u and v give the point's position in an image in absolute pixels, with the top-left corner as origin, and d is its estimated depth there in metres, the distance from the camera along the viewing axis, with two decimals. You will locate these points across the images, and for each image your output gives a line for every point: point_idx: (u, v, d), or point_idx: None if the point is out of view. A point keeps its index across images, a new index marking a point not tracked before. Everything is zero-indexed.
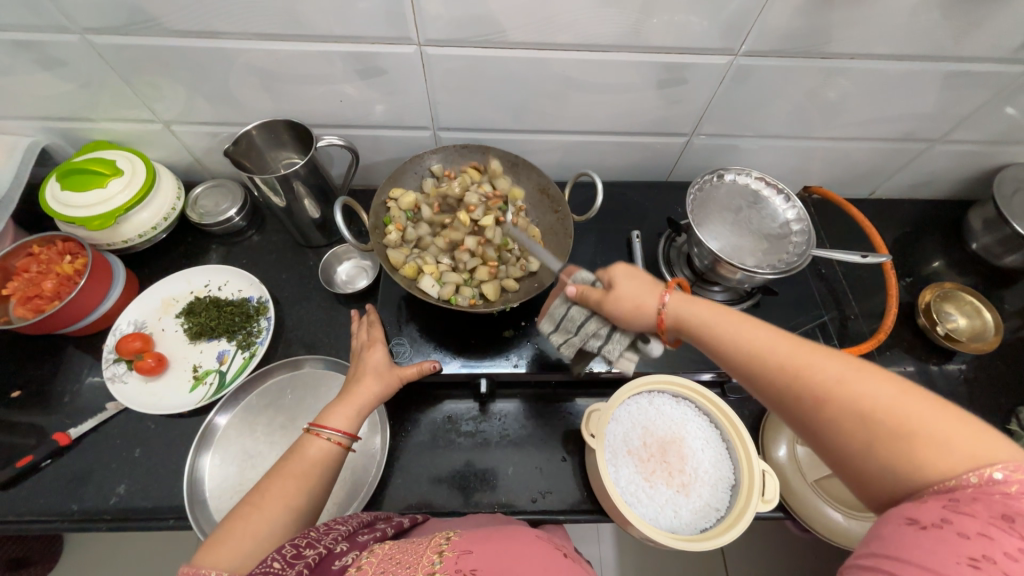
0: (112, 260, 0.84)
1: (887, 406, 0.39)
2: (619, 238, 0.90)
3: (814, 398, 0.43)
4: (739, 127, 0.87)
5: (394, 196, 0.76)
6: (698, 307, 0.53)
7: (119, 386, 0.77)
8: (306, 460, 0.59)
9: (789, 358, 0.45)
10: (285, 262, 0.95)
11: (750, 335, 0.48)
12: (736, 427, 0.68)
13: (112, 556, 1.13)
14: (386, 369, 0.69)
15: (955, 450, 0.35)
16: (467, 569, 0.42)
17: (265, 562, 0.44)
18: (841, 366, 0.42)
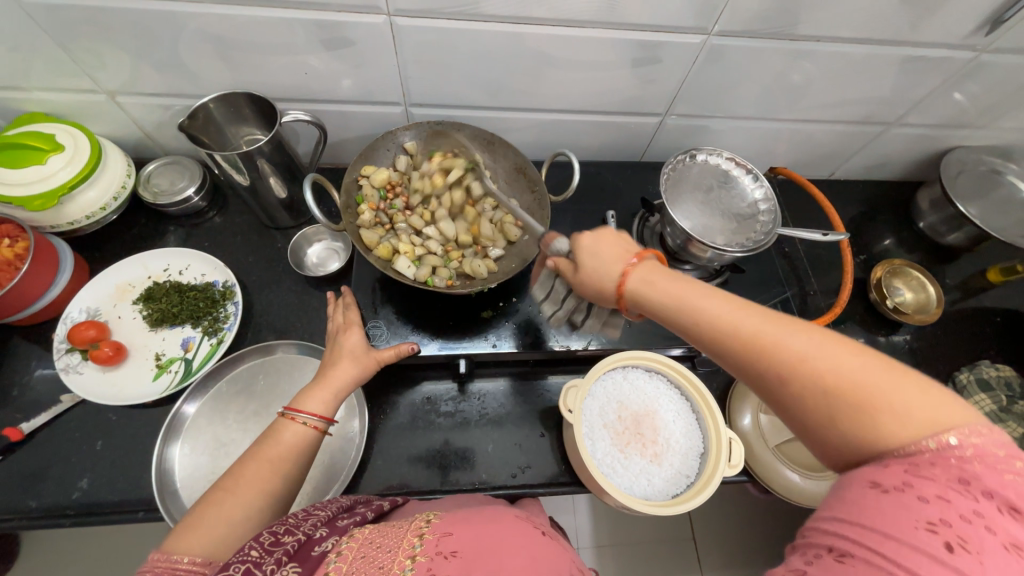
0: (58, 244, 0.78)
1: (852, 375, 0.37)
2: (595, 217, 0.90)
3: (776, 369, 0.40)
4: (710, 108, 0.88)
5: (366, 173, 0.72)
6: (656, 279, 0.50)
7: (73, 377, 0.73)
8: (283, 445, 0.58)
9: (757, 327, 0.42)
10: (251, 245, 0.91)
11: (720, 305, 0.45)
12: (706, 400, 0.72)
13: (74, 552, 1.09)
14: (362, 352, 0.68)
15: (913, 417, 0.35)
16: (448, 551, 0.44)
17: (242, 552, 0.44)
18: (810, 335, 0.40)
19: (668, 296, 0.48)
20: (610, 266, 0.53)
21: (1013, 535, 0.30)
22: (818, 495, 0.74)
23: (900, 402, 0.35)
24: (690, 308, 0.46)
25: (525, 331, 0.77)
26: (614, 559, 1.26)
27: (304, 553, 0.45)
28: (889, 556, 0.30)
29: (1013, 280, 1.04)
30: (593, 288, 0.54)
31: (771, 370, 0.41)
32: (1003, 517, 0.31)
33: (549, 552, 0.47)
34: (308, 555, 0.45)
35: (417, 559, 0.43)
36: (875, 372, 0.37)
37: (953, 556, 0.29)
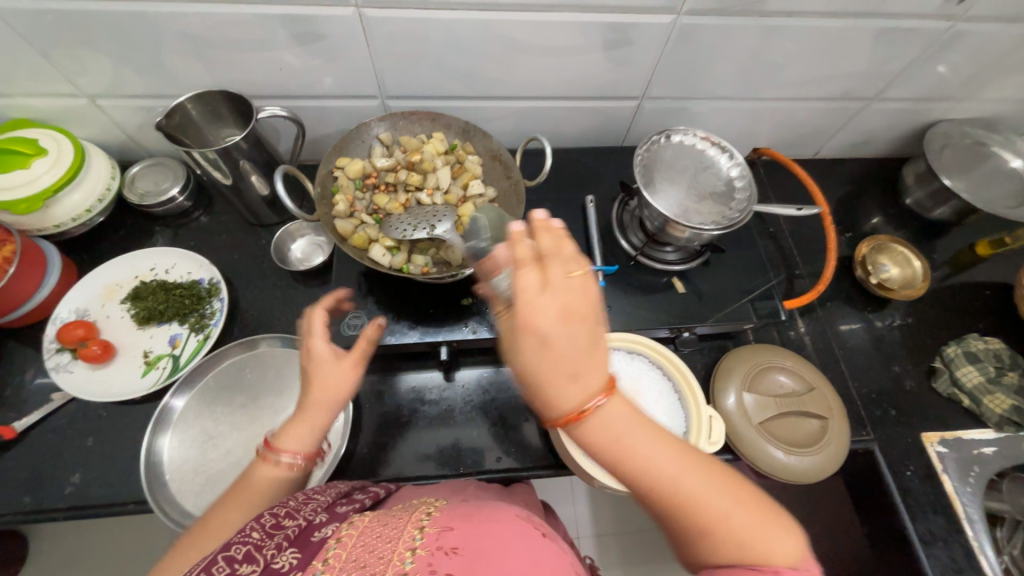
0: (45, 247, 0.80)
1: (740, 522, 0.41)
2: (575, 203, 0.90)
3: (688, 519, 0.42)
4: (688, 89, 0.88)
5: (341, 164, 0.71)
6: (605, 418, 0.42)
7: (64, 376, 0.74)
8: (260, 484, 0.54)
9: (684, 480, 0.42)
10: (236, 242, 0.92)
11: (652, 444, 0.43)
12: (692, 385, 0.74)
13: (71, 556, 1.10)
14: (328, 366, 0.59)
15: (780, 550, 0.39)
16: (448, 546, 0.45)
17: (244, 533, 0.45)
18: (715, 482, 0.42)
19: (604, 432, 0.42)
20: (569, 386, 0.42)
21: None
22: (808, 471, 0.73)
23: (785, 549, 0.39)
24: (625, 450, 0.43)
25: None
26: (613, 546, 1.27)
27: (303, 539, 0.47)
28: None
29: (1002, 253, 1.04)
30: (563, 375, 0.42)
31: (684, 518, 0.42)
32: None
33: (548, 560, 0.48)
34: (308, 540, 0.46)
35: (417, 551, 0.44)
36: (758, 516, 0.41)
37: None
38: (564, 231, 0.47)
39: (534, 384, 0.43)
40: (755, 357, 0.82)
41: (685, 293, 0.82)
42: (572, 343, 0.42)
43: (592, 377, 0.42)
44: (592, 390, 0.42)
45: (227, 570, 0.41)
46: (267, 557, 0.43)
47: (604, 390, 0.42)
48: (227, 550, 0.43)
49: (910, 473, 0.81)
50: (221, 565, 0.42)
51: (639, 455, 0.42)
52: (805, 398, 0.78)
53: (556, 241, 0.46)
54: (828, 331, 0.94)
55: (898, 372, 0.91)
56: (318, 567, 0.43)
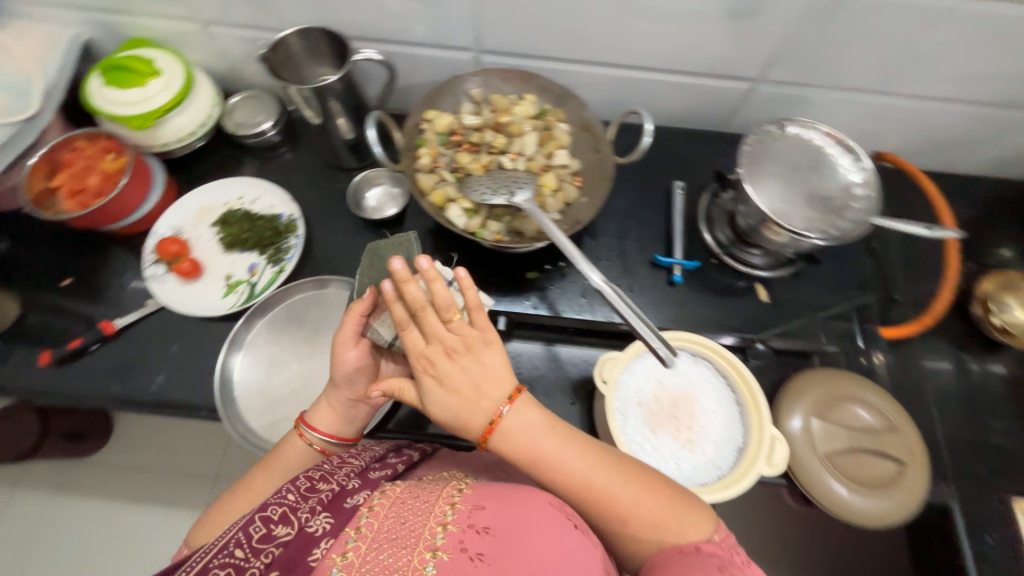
0: (153, 164, 0.85)
1: (652, 510, 0.53)
2: (661, 188, 0.83)
3: (605, 514, 0.53)
4: (814, 75, 0.77)
5: (429, 118, 0.70)
6: (519, 434, 0.55)
7: (158, 285, 0.81)
8: (291, 456, 0.64)
9: (596, 479, 0.54)
10: (316, 182, 0.94)
11: (570, 453, 0.54)
12: (756, 399, 0.68)
13: (142, 445, 1.23)
14: (344, 355, 0.64)
15: (686, 528, 0.52)
16: (479, 525, 0.48)
17: (280, 494, 0.52)
18: (628, 482, 0.54)
19: (526, 442, 0.55)
20: (476, 411, 0.56)
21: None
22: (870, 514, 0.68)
23: (693, 527, 0.52)
24: (541, 459, 0.54)
25: (567, 297, 0.77)
26: None
27: (336, 505, 0.52)
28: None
29: None
30: (460, 400, 0.57)
31: (603, 514, 0.53)
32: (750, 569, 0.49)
33: (574, 555, 0.48)
34: (341, 506, 0.51)
35: (447, 528, 0.48)
36: (668, 508, 0.53)
37: None
38: (472, 281, 0.58)
39: (451, 412, 0.57)
40: (835, 383, 0.74)
41: (764, 303, 0.76)
42: (465, 377, 0.57)
43: (494, 394, 0.56)
44: (501, 405, 0.56)
45: (263, 531, 0.49)
46: (300, 521, 0.50)
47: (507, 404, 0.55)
48: (265, 511, 0.50)
49: (990, 541, 0.72)
50: (259, 525, 0.49)
51: (557, 463, 0.54)
52: (884, 437, 0.71)
53: (445, 287, 0.57)
54: (924, 371, 0.84)
55: (999, 429, 0.80)
56: (351, 535, 0.48)
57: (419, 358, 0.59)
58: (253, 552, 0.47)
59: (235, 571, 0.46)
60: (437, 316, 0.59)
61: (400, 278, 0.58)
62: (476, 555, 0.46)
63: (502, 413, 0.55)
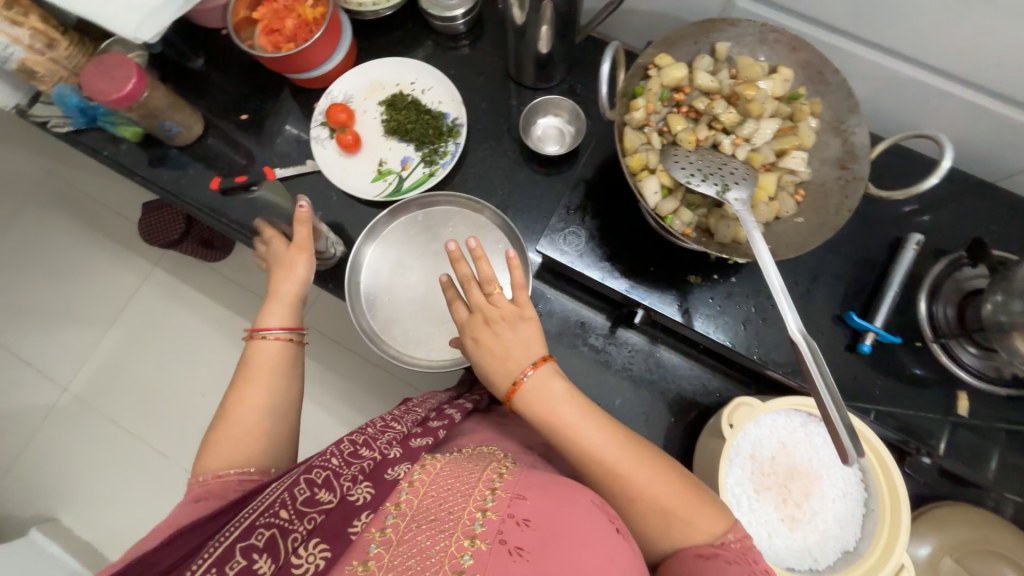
0: (344, 21, 0.81)
1: (667, 498, 0.48)
2: (885, 232, 0.66)
3: (613, 491, 0.49)
4: None
5: (659, 64, 0.58)
6: (535, 392, 0.52)
7: (319, 148, 0.82)
8: (259, 359, 0.59)
9: (608, 453, 0.49)
10: (488, 90, 0.87)
11: (583, 422, 0.50)
12: (896, 516, 0.57)
13: (251, 278, 1.34)
14: (283, 252, 0.68)
15: (701, 527, 0.47)
16: (520, 517, 0.43)
17: (325, 456, 0.49)
18: (642, 463, 0.49)
19: (544, 400, 0.51)
20: (506, 370, 0.53)
21: None
22: None
23: (709, 525, 0.47)
24: (556, 421, 0.51)
25: (723, 319, 0.67)
26: None
27: (377, 475, 0.47)
28: None
29: None
30: (496, 359, 0.54)
31: (616, 491, 0.49)
32: None
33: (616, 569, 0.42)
34: (381, 477, 0.47)
35: (487, 515, 0.43)
36: (682, 499, 0.48)
37: None
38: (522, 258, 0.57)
39: (482, 373, 0.55)
40: (993, 533, 0.62)
41: (964, 420, 0.61)
42: (503, 342, 0.54)
43: (524, 357, 0.53)
44: (526, 367, 0.53)
45: (307, 493, 0.46)
46: (343, 490, 0.46)
47: (539, 363, 0.53)
48: (309, 474, 0.47)
49: None
50: (303, 488, 0.46)
51: (574, 431, 0.50)
52: None
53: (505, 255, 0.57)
54: None
55: None
56: (390, 511, 0.45)
57: (459, 326, 0.57)
58: (298, 514, 0.45)
59: (281, 533, 0.44)
60: (479, 290, 0.57)
61: (450, 259, 0.58)
62: (514, 549, 0.41)
63: (525, 376, 0.52)
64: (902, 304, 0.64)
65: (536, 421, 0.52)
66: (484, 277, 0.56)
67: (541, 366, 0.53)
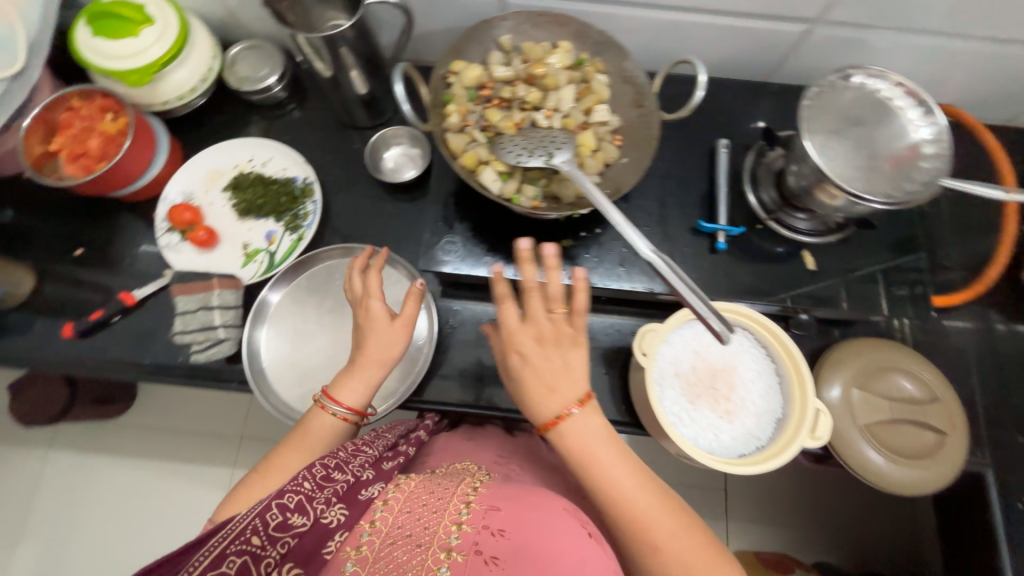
0: (154, 123, 0.79)
1: (685, 552, 0.48)
2: (702, 146, 0.77)
3: (637, 539, 0.49)
4: (880, 15, 0.69)
5: (456, 69, 0.64)
6: (577, 436, 0.52)
7: (174, 254, 0.78)
8: (316, 430, 0.60)
9: (639, 504, 0.49)
10: (328, 143, 0.88)
11: (619, 473, 0.51)
12: (803, 387, 0.65)
13: (168, 412, 1.23)
14: (384, 327, 0.61)
15: None
16: (495, 527, 0.46)
17: (296, 481, 0.50)
18: (670, 516, 0.50)
19: (582, 445, 0.51)
20: (553, 401, 0.52)
21: None
22: (909, 485, 0.68)
23: None
24: (594, 467, 0.51)
25: (605, 265, 0.73)
26: None
27: (351, 496, 0.50)
28: None
29: None
30: (541, 388, 0.53)
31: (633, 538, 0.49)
32: None
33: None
34: (355, 498, 0.50)
35: (462, 527, 0.45)
36: (699, 554, 0.49)
37: None
38: (588, 283, 0.55)
39: (524, 397, 0.54)
40: (877, 352, 0.72)
41: (812, 271, 0.73)
42: (548, 366, 0.53)
43: (570, 393, 0.53)
44: (570, 406, 0.52)
45: (280, 518, 0.47)
46: (316, 512, 0.48)
47: (579, 406, 0.52)
48: (281, 499, 0.48)
49: None
50: (275, 512, 0.48)
51: (608, 481, 0.50)
52: (925, 407, 0.69)
53: (573, 277, 0.55)
54: (965, 337, 0.81)
55: None
56: (365, 528, 0.47)
57: (507, 334, 0.54)
58: (270, 540, 0.46)
59: (253, 560, 0.45)
60: (540, 301, 0.55)
61: (520, 257, 0.55)
62: (489, 559, 0.43)
63: (574, 412, 0.52)
64: (736, 198, 0.74)
65: (573, 461, 0.52)
66: (551, 289, 0.55)
67: (588, 412, 0.53)
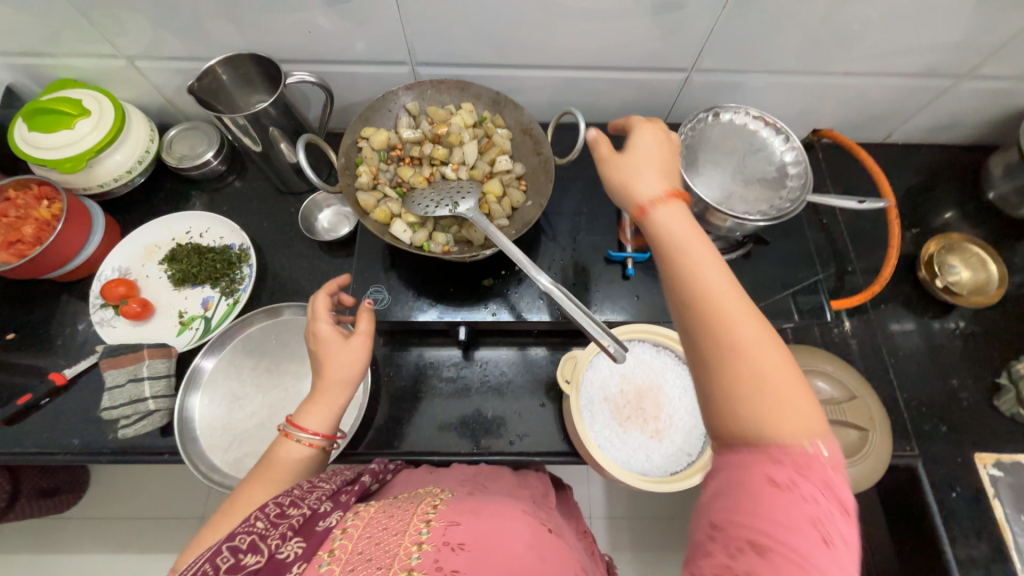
0: (90, 205, 0.83)
1: (773, 374, 0.35)
2: None
3: (711, 334, 0.38)
4: (745, 62, 0.79)
5: (366, 134, 0.70)
6: (675, 220, 0.44)
7: (108, 330, 0.79)
8: (283, 464, 0.54)
9: (728, 298, 0.38)
10: (266, 209, 0.93)
11: (715, 270, 0.40)
12: None
13: (119, 494, 1.19)
14: (339, 345, 0.60)
15: (797, 423, 0.34)
16: (455, 541, 0.42)
17: (248, 521, 0.43)
18: (767, 339, 0.37)
19: (673, 230, 0.43)
20: (658, 185, 0.48)
21: (835, 518, 0.31)
22: (841, 484, 0.69)
23: (799, 425, 0.34)
24: (684, 252, 0.42)
25: (524, 300, 0.75)
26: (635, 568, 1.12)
27: (308, 528, 0.44)
28: (782, 543, 0.30)
29: None
30: (653, 177, 0.49)
31: (723, 382, 0.36)
32: (841, 519, 0.32)
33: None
34: (312, 530, 0.44)
35: (422, 546, 0.41)
36: (784, 389, 0.35)
37: (830, 549, 0.30)
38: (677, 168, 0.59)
39: (629, 185, 0.49)
40: None
41: None
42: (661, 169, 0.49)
43: (678, 191, 0.47)
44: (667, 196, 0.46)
45: (231, 560, 0.40)
46: (272, 547, 0.41)
47: (680, 199, 0.46)
48: (232, 541, 0.41)
49: (955, 494, 0.74)
50: (227, 555, 0.40)
51: (697, 270, 0.40)
52: (844, 407, 0.72)
53: None
54: (879, 335, 0.86)
55: (956, 386, 0.82)
56: (324, 558, 0.41)
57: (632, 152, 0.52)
58: None
59: None
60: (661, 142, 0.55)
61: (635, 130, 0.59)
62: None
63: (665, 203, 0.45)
64: None
65: (658, 244, 0.44)
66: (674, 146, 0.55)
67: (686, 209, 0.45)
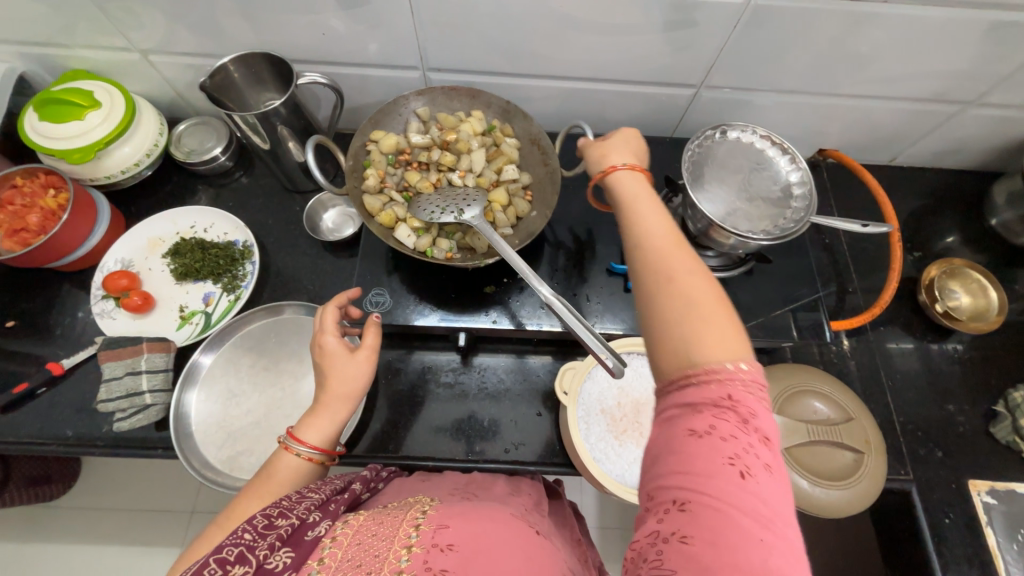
0: (96, 196, 0.83)
1: (703, 298, 0.39)
2: None
3: (648, 264, 0.42)
4: (754, 81, 0.79)
5: (375, 138, 0.71)
6: (632, 182, 0.50)
7: (108, 321, 0.79)
8: (280, 477, 0.54)
9: (667, 236, 0.44)
10: (272, 206, 0.93)
11: (658, 217, 0.46)
12: None
13: (111, 485, 1.18)
14: (345, 359, 0.59)
15: (719, 343, 0.37)
16: (444, 543, 0.42)
17: (236, 533, 0.43)
18: (700, 271, 0.41)
19: (630, 190, 0.50)
20: (623, 157, 0.54)
21: (753, 447, 0.34)
22: (835, 506, 0.69)
23: (721, 342, 0.37)
24: (636, 206, 0.48)
25: (526, 309, 0.75)
26: None
27: (297, 538, 0.44)
28: (707, 492, 0.32)
29: None
30: (621, 154, 0.55)
31: (654, 307, 0.41)
32: (761, 448, 0.34)
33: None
34: (301, 539, 0.44)
35: (412, 550, 0.41)
36: (709, 313, 0.38)
37: (746, 481, 0.32)
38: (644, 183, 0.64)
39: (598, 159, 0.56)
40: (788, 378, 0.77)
41: None
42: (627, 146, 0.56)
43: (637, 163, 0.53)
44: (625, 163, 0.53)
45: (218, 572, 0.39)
46: (260, 558, 0.41)
47: (639, 169, 0.52)
48: (219, 553, 0.40)
49: (948, 520, 0.74)
50: (214, 568, 0.39)
51: (643, 219, 0.46)
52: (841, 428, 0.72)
53: None
54: (877, 357, 0.86)
55: (953, 411, 0.82)
56: (313, 566, 0.41)
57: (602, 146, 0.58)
58: None
59: None
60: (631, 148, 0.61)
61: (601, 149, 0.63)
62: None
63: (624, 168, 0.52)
64: None
65: (619, 201, 0.50)
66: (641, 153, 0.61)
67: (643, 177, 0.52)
